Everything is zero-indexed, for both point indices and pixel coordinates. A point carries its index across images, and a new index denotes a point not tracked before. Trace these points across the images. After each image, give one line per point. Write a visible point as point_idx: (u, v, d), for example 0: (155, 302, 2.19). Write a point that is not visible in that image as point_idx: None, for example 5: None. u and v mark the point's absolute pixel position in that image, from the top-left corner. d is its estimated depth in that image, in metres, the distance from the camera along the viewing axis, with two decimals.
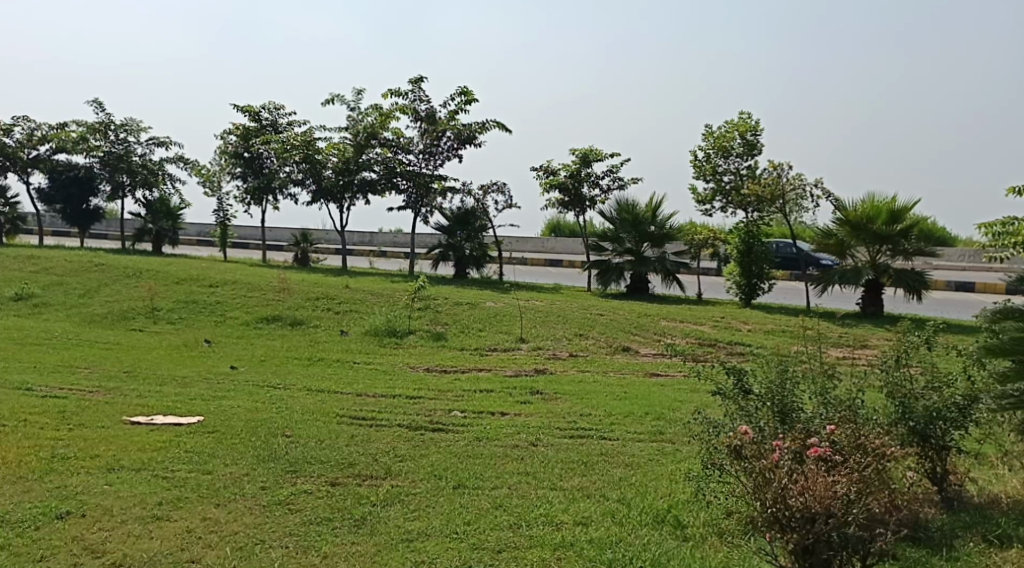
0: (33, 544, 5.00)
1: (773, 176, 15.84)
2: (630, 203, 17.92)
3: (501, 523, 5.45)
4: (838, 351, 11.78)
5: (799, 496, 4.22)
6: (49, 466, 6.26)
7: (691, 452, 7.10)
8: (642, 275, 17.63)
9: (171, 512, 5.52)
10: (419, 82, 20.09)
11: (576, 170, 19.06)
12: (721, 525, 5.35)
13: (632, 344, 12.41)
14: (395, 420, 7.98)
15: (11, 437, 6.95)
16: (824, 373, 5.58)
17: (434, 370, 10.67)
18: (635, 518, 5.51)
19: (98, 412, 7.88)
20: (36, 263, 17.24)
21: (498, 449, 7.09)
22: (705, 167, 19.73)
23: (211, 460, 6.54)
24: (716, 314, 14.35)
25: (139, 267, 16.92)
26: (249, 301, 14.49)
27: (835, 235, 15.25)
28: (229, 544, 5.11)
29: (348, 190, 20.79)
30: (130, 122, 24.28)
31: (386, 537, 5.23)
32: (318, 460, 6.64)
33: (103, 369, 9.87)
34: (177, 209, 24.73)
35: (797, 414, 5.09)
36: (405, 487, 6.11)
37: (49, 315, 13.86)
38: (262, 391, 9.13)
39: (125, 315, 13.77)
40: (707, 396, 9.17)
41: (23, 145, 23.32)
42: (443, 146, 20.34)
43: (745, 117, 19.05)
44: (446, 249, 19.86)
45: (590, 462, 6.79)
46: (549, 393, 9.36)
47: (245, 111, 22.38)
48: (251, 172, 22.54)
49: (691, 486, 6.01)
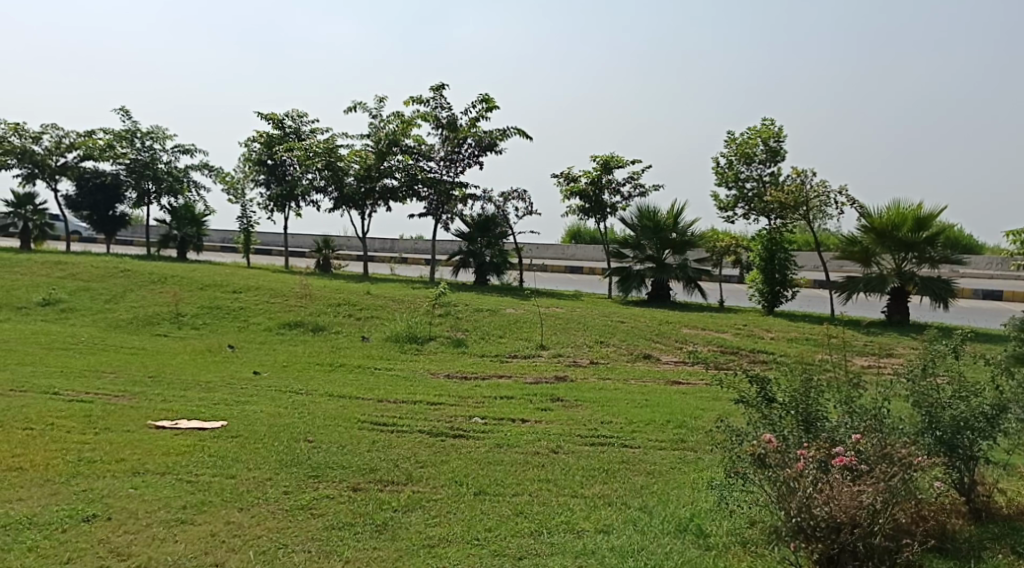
0: (59, 547, 5.05)
1: (797, 183, 15.78)
2: (651, 210, 17.85)
3: (522, 530, 5.45)
4: (864, 359, 11.67)
5: (824, 505, 4.22)
6: (75, 470, 6.32)
7: (713, 461, 7.05)
8: (662, 282, 17.55)
9: (195, 516, 5.56)
10: (440, 89, 20.17)
11: (597, 177, 19.04)
12: (744, 534, 5.29)
13: (653, 351, 12.37)
14: (416, 426, 7.99)
15: (39, 440, 7.03)
16: (848, 382, 5.53)
17: (454, 376, 10.68)
18: (657, 527, 5.48)
19: (123, 417, 7.96)
20: (62, 270, 17.44)
21: (518, 456, 7.08)
22: (727, 174, 19.65)
23: (233, 465, 6.58)
24: (738, 322, 14.27)
25: (163, 273, 17.09)
26: (272, 307, 14.58)
27: (859, 243, 15.15)
28: (252, 548, 5.14)
29: (369, 197, 21.00)
30: (155, 130, 24.56)
31: (406, 543, 5.24)
32: (340, 465, 6.67)
33: (128, 374, 9.96)
34: (202, 216, 24.95)
35: (821, 423, 5.03)
36: (425, 493, 6.11)
37: (76, 320, 14.02)
38: (285, 396, 9.17)
39: (150, 320, 13.90)
40: (729, 405, 9.10)
41: (51, 153, 23.67)
42: (464, 153, 20.41)
43: (768, 123, 18.96)
44: (466, 255, 19.90)
45: (611, 470, 6.76)
46: (570, 400, 9.34)
47: (269, 119, 22.58)
48: (275, 180, 22.71)
49: (714, 495, 5.96)
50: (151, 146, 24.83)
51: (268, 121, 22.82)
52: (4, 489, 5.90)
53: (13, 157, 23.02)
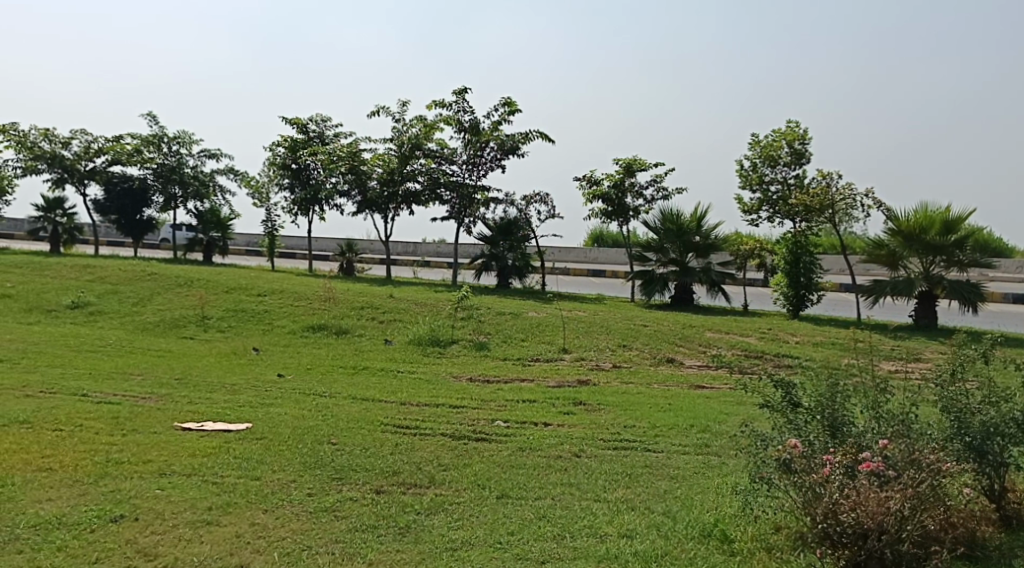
0: (88, 547, 5.11)
1: (822, 185, 15.64)
2: (674, 212, 17.77)
3: (545, 533, 5.44)
4: (890, 364, 11.54)
5: (851, 511, 4.24)
6: (103, 471, 6.40)
7: (738, 465, 6.99)
8: (686, 286, 17.47)
9: (221, 518, 5.60)
10: (463, 93, 20.23)
11: (619, 180, 19.01)
12: (770, 540, 5.24)
13: (676, 355, 12.31)
14: (439, 429, 8.02)
15: (68, 442, 7.13)
16: (876, 385, 5.46)
17: (477, 380, 10.68)
18: (681, 531, 5.45)
19: (150, 418, 8.05)
20: (91, 273, 17.69)
21: (541, 459, 7.08)
22: (752, 177, 19.53)
23: (258, 467, 6.64)
24: (763, 326, 14.17)
25: (190, 276, 17.26)
26: (296, 310, 14.69)
27: (886, 246, 14.98)
28: (276, 549, 5.17)
29: (392, 201, 21.12)
30: (182, 135, 24.82)
31: (430, 546, 5.25)
32: (363, 467, 6.70)
33: (155, 376, 10.08)
34: (228, 220, 25.17)
35: (848, 427, 4.98)
36: (449, 496, 6.13)
37: (104, 323, 14.20)
38: (309, 399, 9.25)
39: (176, 323, 14.06)
40: (754, 410, 9.04)
41: (80, 158, 23.97)
42: (486, 157, 20.44)
43: (793, 126, 18.83)
44: (489, 259, 19.94)
45: (633, 474, 6.74)
46: (593, 404, 9.32)
47: (293, 123, 22.76)
48: (299, 184, 22.85)
49: (738, 500, 5.91)
50: (178, 150, 25.13)
51: (292, 125, 23.00)
52: (34, 489, 5.98)
53: (43, 162, 23.37)
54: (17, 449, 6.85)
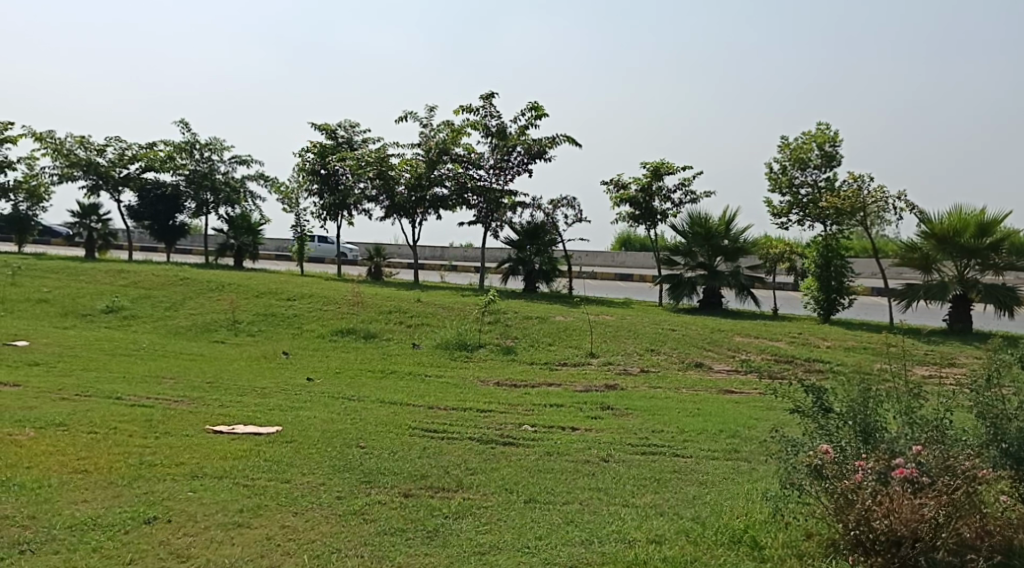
0: (122, 548, 5.18)
1: (854, 188, 15.47)
2: (702, 216, 17.64)
3: (573, 538, 5.43)
4: (924, 369, 11.37)
5: (884, 518, 4.22)
6: (137, 473, 6.50)
7: (768, 472, 6.93)
8: (714, 289, 17.34)
9: (251, 520, 5.66)
10: (490, 98, 20.29)
11: (646, 184, 18.94)
12: (801, 547, 5.18)
13: (704, 359, 12.24)
14: (466, 433, 8.04)
15: (102, 444, 7.25)
16: (909, 391, 5.37)
17: (504, 384, 10.69)
18: (711, 538, 5.40)
19: (182, 421, 8.16)
20: (125, 278, 17.97)
21: (569, 463, 7.08)
22: (781, 180, 19.38)
23: (289, 469, 6.70)
24: (793, 330, 14.04)
25: (221, 281, 17.47)
26: (324, 315, 14.81)
27: (919, 249, 14.80)
28: (306, 551, 5.22)
29: (419, 205, 21.22)
30: (214, 141, 25.14)
31: (458, 550, 5.26)
32: (391, 471, 6.73)
33: (187, 380, 10.20)
34: (258, 225, 25.43)
35: (880, 433, 4.90)
36: (476, 500, 6.14)
37: (137, 327, 14.39)
38: (338, 403, 9.31)
39: (208, 327, 14.24)
40: (784, 415, 8.95)
41: (114, 165, 24.35)
42: (513, 161, 20.47)
43: (823, 128, 18.66)
44: (516, 263, 19.96)
45: (662, 479, 6.71)
46: (621, 408, 9.29)
47: (322, 129, 22.96)
48: (328, 189, 23.00)
49: (768, 507, 5.84)
50: (209, 157, 25.46)
51: (321, 131, 23.20)
52: (70, 491, 6.08)
53: (78, 169, 23.80)
54: (54, 451, 6.97)
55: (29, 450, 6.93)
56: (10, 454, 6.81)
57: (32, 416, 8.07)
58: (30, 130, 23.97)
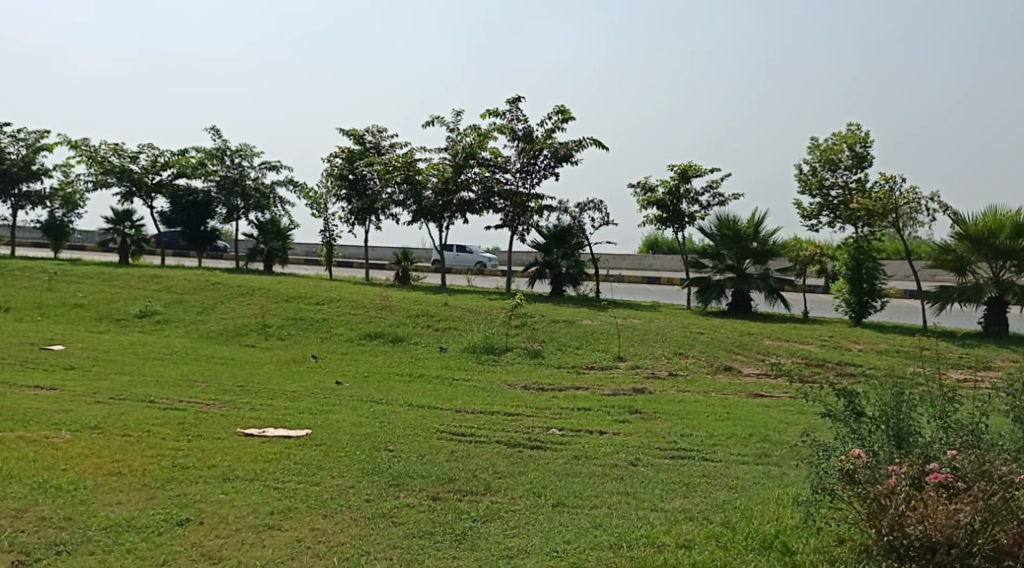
0: (156, 549, 5.25)
1: (885, 189, 15.26)
2: (730, 219, 17.53)
3: (602, 542, 5.41)
4: (959, 373, 11.17)
5: (918, 523, 4.15)
6: (170, 475, 6.59)
7: (799, 476, 6.85)
8: (743, 292, 17.20)
9: (282, 522, 5.71)
10: (517, 101, 20.31)
11: (674, 186, 18.85)
12: (832, 553, 5.11)
13: (734, 363, 12.15)
14: (494, 437, 8.05)
15: (136, 447, 7.35)
16: (943, 395, 5.28)
17: (531, 388, 10.69)
18: (741, 543, 5.36)
19: (214, 424, 8.25)
20: (158, 283, 18.20)
21: (596, 467, 7.06)
22: (811, 182, 19.22)
23: (318, 472, 6.74)
24: (824, 333, 13.89)
25: (251, 286, 17.64)
26: (353, 319, 14.88)
27: (953, 251, 14.59)
28: (335, 554, 5.25)
29: (446, 210, 21.30)
30: (244, 148, 25.41)
31: (486, 553, 5.27)
32: (420, 474, 6.75)
33: (218, 384, 10.30)
34: (288, 230, 25.64)
35: (913, 438, 4.81)
36: (504, 504, 6.14)
37: (170, 331, 14.59)
38: (366, 406, 9.36)
39: (239, 332, 14.37)
40: (815, 419, 8.84)
41: (147, 172, 24.68)
42: (540, 165, 20.48)
43: (853, 129, 18.46)
44: (543, 266, 19.95)
45: (691, 484, 6.66)
46: (648, 412, 9.25)
47: (350, 135, 23.13)
48: (356, 194, 23.17)
49: (800, 511, 5.77)
50: (240, 163, 25.75)
51: (349, 137, 23.36)
52: (104, 493, 6.17)
53: (112, 176, 24.19)
54: (90, 453, 7.09)
55: (65, 453, 7.05)
56: (46, 457, 6.92)
57: (67, 420, 8.20)
58: (66, 138, 24.38)
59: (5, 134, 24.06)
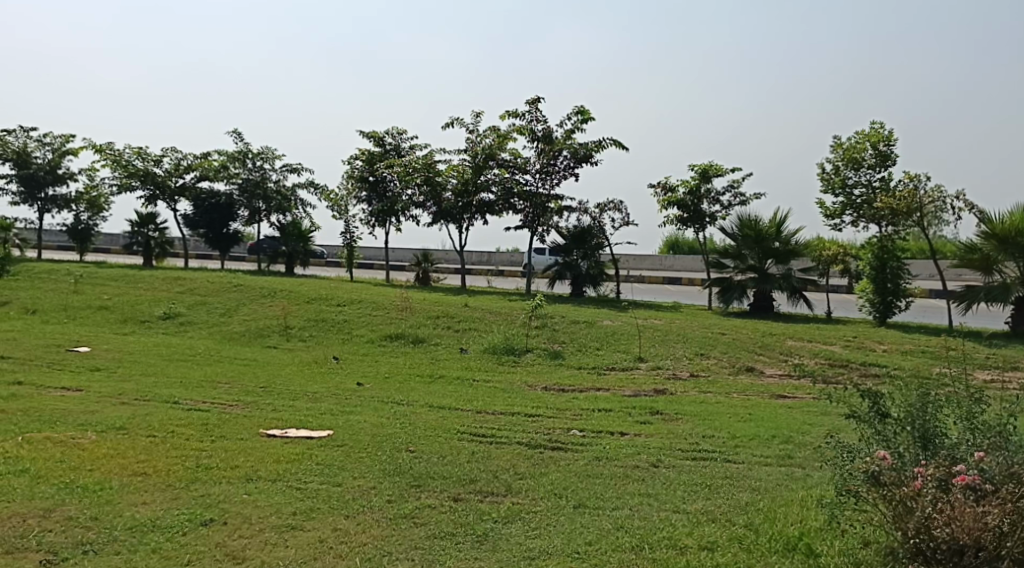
0: (181, 549, 5.30)
1: (910, 188, 15.10)
2: (752, 219, 17.42)
3: (623, 544, 5.39)
4: (986, 373, 11.02)
5: (946, 526, 4.11)
6: (194, 476, 6.65)
7: (822, 478, 6.80)
8: (765, 292, 17.10)
9: (304, 522, 5.74)
10: (536, 102, 20.30)
11: (695, 186, 18.77)
12: (858, 555, 5.06)
13: (756, 363, 12.08)
14: (514, 437, 8.05)
15: (161, 447, 7.43)
16: (970, 396, 5.20)
17: (552, 389, 10.69)
18: (764, 545, 5.32)
19: (237, 425, 8.31)
20: (181, 285, 18.37)
21: (618, 468, 7.04)
22: (834, 181, 19.07)
23: (340, 473, 6.78)
24: (847, 334, 13.78)
25: (273, 287, 17.77)
26: (373, 320, 14.94)
27: (979, 250, 14.39)
28: (358, 554, 5.27)
29: (466, 211, 21.34)
30: (266, 150, 25.59)
31: (507, 554, 5.26)
32: (441, 475, 6.77)
33: (241, 385, 10.37)
34: (309, 232, 25.79)
35: (940, 440, 4.76)
36: (525, 505, 6.14)
37: (194, 333, 14.73)
38: (387, 407, 9.39)
39: (261, 333, 14.49)
40: (840, 421, 8.76)
41: (171, 175, 24.92)
42: (560, 165, 20.46)
43: (876, 127, 18.28)
44: (563, 267, 19.94)
45: (713, 485, 6.63)
46: (670, 413, 9.21)
47: (370, 137, 23.24)
48: (376, 196, 23.27)
49: (824, 514, 5.72)
50: (261, 166, 25.93)
51: (369, 139, 23.47)
52: (130, 493, 6.23)
53: (136, 179, 24.45)
54: (115, 454, 7.16)
55: (91, 453, 7.14)
56: (72, 457, 7.00)
57: (94, 420, 8.30)
58: (91, 142, 24.66)
59: (32, 139, 24.38)
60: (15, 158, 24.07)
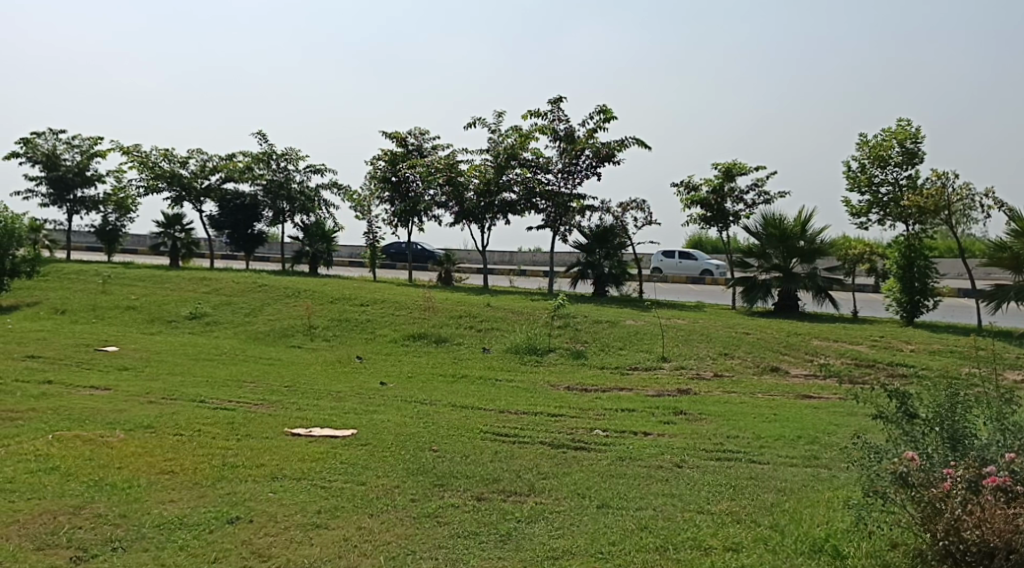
0: (208, 547, 5.35)
1: (937, 186, 14.89)
2: (777, 218, 17.27)
3: (647, 544, 5.37)
4: (1016, 374, 10.84)
5: (975, 528, 4.06)
6: (220, 474, 6.71)
7: (849, 479, 6.72)
8: (790, 292, 16.95)
9: (329, 521, 5.78)
10: (558, 101, 20.26)
11: (718, 185, 18.65)
12: (885, 557, 5.00)
13: (781, 363, 11.99)
14: (537, 437, 8.05)
15: (188, 445, 7.51)
16: (1000, 397, 5.12)
17: (574, 388, 10.68)
18: (790, 546, 5.28)
19: (263, 424, 8.37)
20: (207, 285, 18.54)
21: (642, 468, 7.02)
22: (860, 178, 18.88)
23: (364, 472, 6.81)
24: (874, 333, 13.62)
25: (298, 287, 17.88)
26: (396, 320, 14.99)
27: (1009, 249, 14.14)
28: (382, 553, 5.29)
29: (489, 210, 21.33)
30: (290, 151, 25.76)
31: (531, 554, 5.26)
32: (465, 474, 6.78)
33: (266, 384, 10.45)
34: (332, 233, 25.92)
35: (970, 440, 4.69)
36: (548, 504, 6.14)
37: (220, 332, 14.86)
38: (411, 406, 9.42)
39: (285, 333, 14.59)
40: (867, 422, 8.67)
41: (196, 176, 25.14)
42: (582, 165, 20.40)
43: (903, 124, 18.06)
44: (585, 266, 19.88)
45: (738, 486, 6.59)
46: (694, 413, 9.16)
47: (393, 137, 23.31)
48: (399, 196, 23.34)
49: (850, 515, 5.66)
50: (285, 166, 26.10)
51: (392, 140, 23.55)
52: (158, 491, 6.30)
53: (163, 181, 24.72)
54: (143, 452, 7.24)
55: (119, 452, 7.23)
56: (101, 455, 7.08)
57: (122, 419, 8.41)
58: (118, 144, 24.94)
59: (61, 141, 24.73)
60: (45, 160, 24.44)
